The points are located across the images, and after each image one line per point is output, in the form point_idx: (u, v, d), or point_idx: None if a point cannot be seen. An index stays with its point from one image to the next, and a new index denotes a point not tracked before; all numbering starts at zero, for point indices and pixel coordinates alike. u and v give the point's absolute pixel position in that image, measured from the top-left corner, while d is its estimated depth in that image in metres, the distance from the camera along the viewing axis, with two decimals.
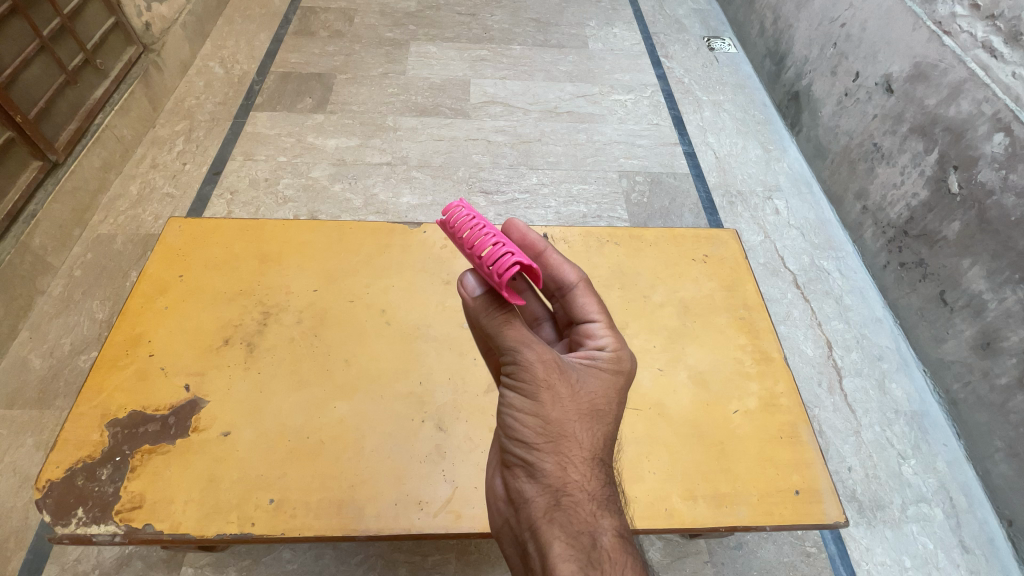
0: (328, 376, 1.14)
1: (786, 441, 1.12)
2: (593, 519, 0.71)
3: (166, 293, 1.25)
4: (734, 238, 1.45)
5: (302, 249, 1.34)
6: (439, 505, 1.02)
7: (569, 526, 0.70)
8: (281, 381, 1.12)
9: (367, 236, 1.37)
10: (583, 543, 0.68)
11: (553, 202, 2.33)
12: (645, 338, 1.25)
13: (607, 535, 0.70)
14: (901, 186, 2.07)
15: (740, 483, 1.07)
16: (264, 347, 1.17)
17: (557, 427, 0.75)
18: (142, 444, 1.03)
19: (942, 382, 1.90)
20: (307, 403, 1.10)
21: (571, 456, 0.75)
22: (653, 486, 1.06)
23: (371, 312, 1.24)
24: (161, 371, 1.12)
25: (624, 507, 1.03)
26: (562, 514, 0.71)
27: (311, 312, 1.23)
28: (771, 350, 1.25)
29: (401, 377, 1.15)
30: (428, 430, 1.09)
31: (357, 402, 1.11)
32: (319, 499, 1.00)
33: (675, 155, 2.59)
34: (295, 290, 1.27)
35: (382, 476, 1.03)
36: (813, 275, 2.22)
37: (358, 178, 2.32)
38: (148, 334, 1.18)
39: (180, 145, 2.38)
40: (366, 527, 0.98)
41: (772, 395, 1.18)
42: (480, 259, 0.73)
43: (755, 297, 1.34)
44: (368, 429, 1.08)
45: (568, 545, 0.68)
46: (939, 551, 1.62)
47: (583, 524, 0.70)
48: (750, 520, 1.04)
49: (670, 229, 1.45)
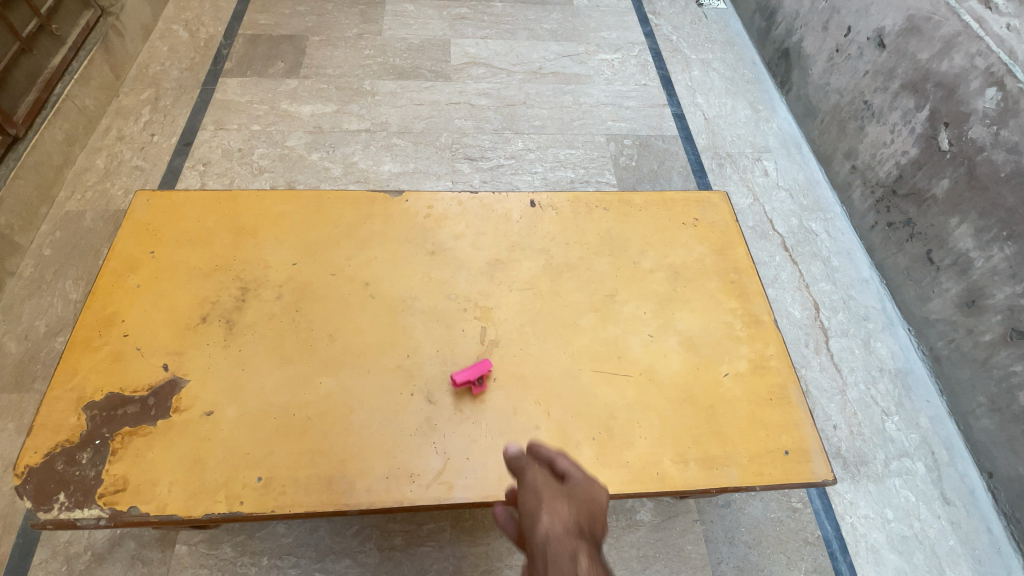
0: (311, 352, 1.11)
1: (776, 402, 1.13)
2: (564, 499, 0.81)
3: (138, 272, 1.19)
4: (724, 201, 1.43)
5: (279, 222, 1.28)
6: (431, 477, 0.99)
7: (547, 504, 0.80)
8: (264, 358, 1.09)
9: (347, 205, 1.32)
10: (558, 512, 0.79)
11: (540, 167, 2.27)
12: (636, 304, 1.23)
13: (578, 512, 0.80)
14: (891, 144, 2.05)
15: (730, 445, 1.07)
16: (243, 324, 1.13)
17: (542, 447, 0.90)
18: (122, 426, 1.00)
19: (927, 340, 1.93)
20: (291, 379, 1.07)
21: (553, 461, 0.87)
22: (646, 451, 1.05)
23: (353, 285, 1.20)
24: (137, 352, 1.09)
25: (617, 473, 1.02)
26: (543, 497, 0.81)
27: (293, 286, 1.19)
28: (760, 313, 1.25)
29: (388, 351, 1.12)
30: (417, 404, 1.06)
31: (344, 376, 1.08)
32: (307, 476, 0.98)
33: (664, 116, 2.52)
34: (273, 264, 1.22)
35: (373, 450, 1.01)
36: (802, 237, 2.21)
37: (336, 146, 2.23)
38: (121, 313, 1.13)
39: (147, 115, 2.26)
40: (358, 501, 0.96)
41: (763, 357, 1.18)
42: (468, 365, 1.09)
43: (746, 260, 1.33)
44: (355, 404, 1.05)
45: (545, 516, 0.78)
46: (921, 503, 1.68)
47: (559, 502, 0.80)
48: (741, 480, 1.04)
49: (660, 193, 1.42)
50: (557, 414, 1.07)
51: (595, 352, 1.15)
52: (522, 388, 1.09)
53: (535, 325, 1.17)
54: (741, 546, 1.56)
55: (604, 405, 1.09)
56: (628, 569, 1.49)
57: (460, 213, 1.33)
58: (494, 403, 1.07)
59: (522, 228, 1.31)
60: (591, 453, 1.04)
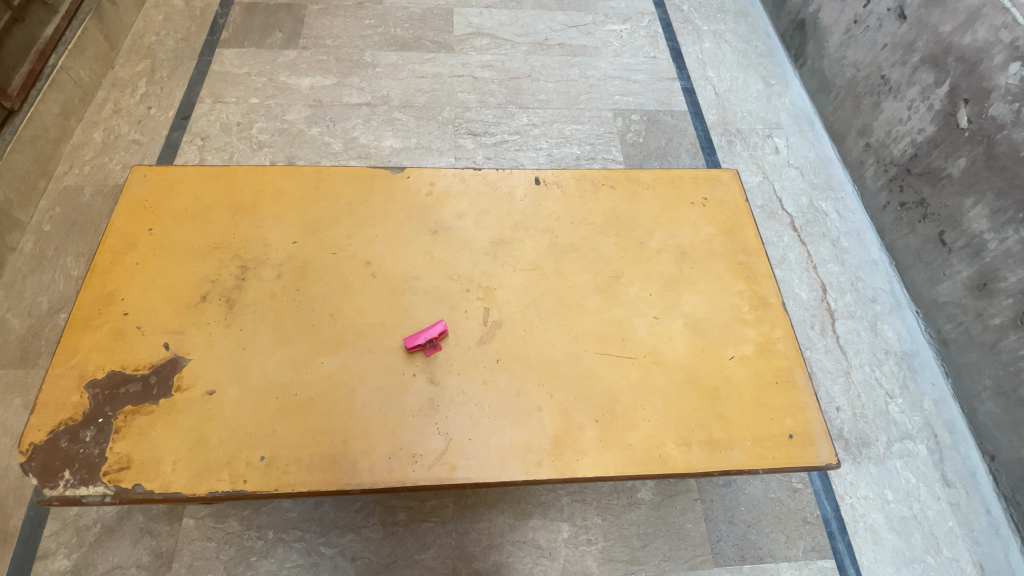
0: (312, 332, 1.09)
1: (781, 386, 1.12)
2: None
3: (137, 250, 1.19)
4: (734, 180, 1.40)
5: (278, 199, 1.26)
6: (434, 458, 0.99)
7: None
8: (266, 338, 1.08)
9: (346, 182, 1.29)
10: None
11: (544, 143, 2.22)
12: (641, 286, 1.20)
13: None
14: (907, 122, 1.98)
15: (734, 429, 1.06)
16: (244, 303, 1.12)
17: None
18: (125, 405, 1.00)
19: (934, 323, 1.90)
20: (293, 359, 1.06)
21: None
22: (648, 434, 1.03)
23: (355, 265, 1.18)
24: (138, 330, 1.08)
25: (618, 455, 1.01)
26: None
27: (294, 264, 1.17)
28: (768, 295, 1.23)
29: (390, 332, 1.10)
30: (420, 384, 1.05)
31: (346, 357, 1.07)
32: (310, 455, 0.97)
33: (673, 91, 2.45)
34: (273, 242, 1.20)
35: (376, 431, 1.00)
36: (811, 217, 2.17)
37: (337, 121, 2.18)
38: (121, 292, 1.13)
39: (144, 87, 2.21)
40: (361, 481, 0.96)
41: (770, 340, 1.17)
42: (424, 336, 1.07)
43: (755, 242, 1.30)
44: (357, 383, 1.04)
45: None
46: (921, 485, 1.68)
47: None
48: (744, 464, 1.03)
49: (667, 171, 1.39)
50: (561, 396, 1.06)
51: (598, 333, 1.13)
52: (525, 369, 1.08)
53: (538, 306, 1.15)
54: (740, 524, 1.57)
55: (607, 387, 1.07)
56: (627, 546, 1.51)
57: (463, 190, 1.30)
58: (497, 385, 1.06)
59: (527, 207, 1.28)
60: (594, 435, 1.03)
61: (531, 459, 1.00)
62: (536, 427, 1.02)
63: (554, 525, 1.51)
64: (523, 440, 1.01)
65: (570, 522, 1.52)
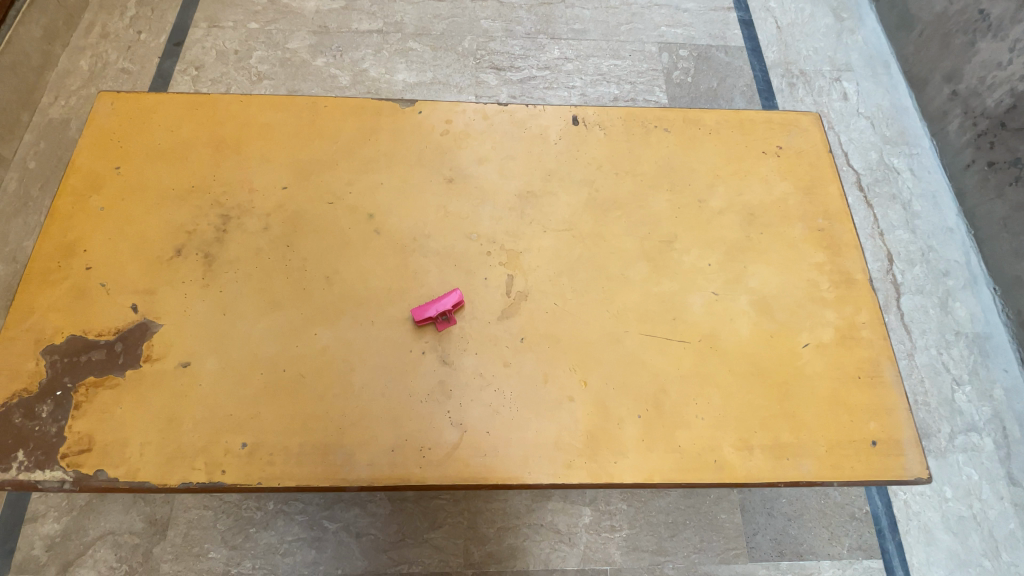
0: (304, 296, 0.92)
1: (865, 382, 0.92)
2: None
3: (102, 193, 1.01)
4: (815, 126, 1.15)
5: (266, 136, 1.06)
6: (445, 453, 0.83)
7: None
8: (249, 302, 0.91)
9: (347, 116, 1.07)
10: None
11: (578, 81, 1.94)
12: (699, 254, 0.99)
13: None
14: (1008, 66, 1.71)
15: (806, 432, 0.88)
16: (225, 260, 0.94)
17: None
18: (85, 376, 0.86)
19: (1015, 302, 1.67)
20: (281, 328, 0.89)
21: None
22: (703, 434, 0.85)
23: (355, 217, 0.98)
24: (102, 289, 0.92)
25: (665, 459, 0.83)
26: None
27: (284, 215, 0.98)
28: (854, 270, 1.01)
29: (395, 300, 0.92)
30: (429, 364, 0.88)
31: (343, 327, 0.89)
32: (299, 444, 0.82)
33: (729, 23, 2.11)
34: (259, 187, 1.01)
35: (377, 419, 0.84)
36: (880, 175, 1.89)
37: (344, 50, 1.93)
38: (84, 242, 0.96)
39: (133, 9, 1.96)
40: (358, 476, 0.81)
41: (853, 325, 0.96)
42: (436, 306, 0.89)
43: (838, 203, 1.08)
44: (356, 360, 0.87)
45: None
46: (984, 483, 1.51)
47: None
48: (816, 475, 0.85)
49: (735, 113, 1.14)
50: (598, 384, 0.87)
51: (645, 311, 0.93)
52: (555, 351, 0.89)
53: (573, 275, 0.95)
54: (780, 517, 1.43)
55: (654, 376, 0.88)
56: (654, 535, 1.38)
57: (486, 129, 1.07)
58: (520, 369, 0.88)
59: (561, 153, 1.06)
60: (637, 433, 0.85)
61: (560, 460, 0.83)
62: (567, 421, 0.85)
63: (574, 509, 1.39)
64: (551, 436, 0.84)
65: (592, 506, 1.39)
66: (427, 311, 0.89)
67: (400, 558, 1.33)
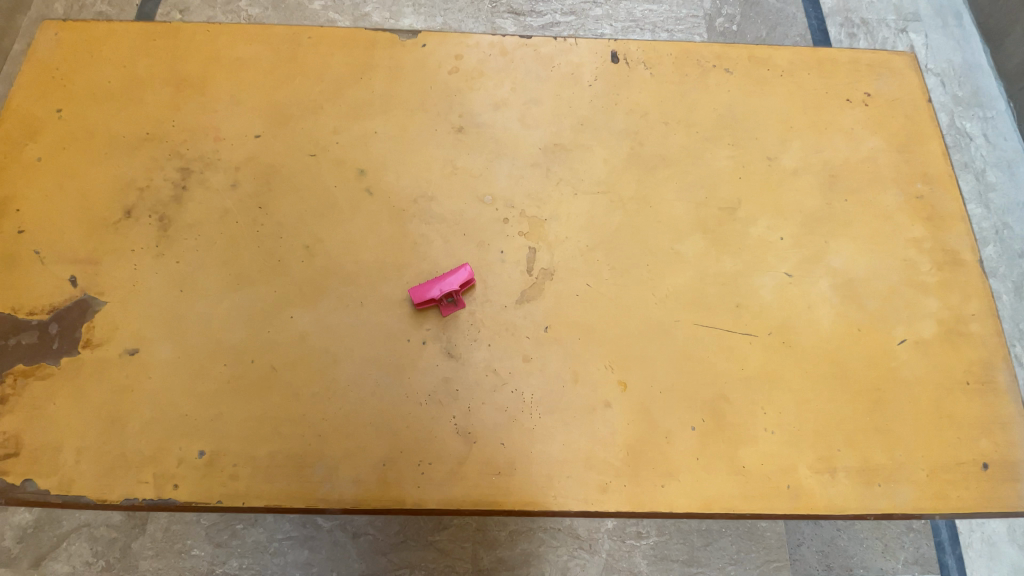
0: (277, 270, 0.74)
1: (974, 390, 0.74)
2: None
3: (39, 141, 0.83)
4: (912, 69, 0.93)
5: (237, 72, 0.87)
6: (448, 469, 0.66)
7: None
8: (211, 276, 0.74)
9: (333, 49, 0.87)
10: None
11: (607, 28, 1.70)
12: (768, 225, 0.79)
13: None
14: None
15: (900, 451, 0.70)
16: (184, 224, 0.77)
17: None
18: (14, 364, 0.70)
19: None
20: (249, 310, 0.72)
21: None
22: (773, 452, 0.68)
23: (341, 173, 0.79)
24: (36, 257, 0.76)
25: (726, 483, 0.66)
26: None
27: (256, 169, 0.80)
28: (961, 249, 0.81)
29: (390, 278, 0.74)
30: (432, 358, 0.71)
31: (325, 310, 0.72)
32: (268, 454, 0.66)
33: None
34: (228, 136, 0.82)
35: (365, 425, 0.68)
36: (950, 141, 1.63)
37: None
38: (17, 201, 0.79)
39: None
40: (341, 496, 0.65)
41: (960, 318, 0.77)
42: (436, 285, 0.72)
43: (941, 165, 0.87)
44: (341, 351, 0.70)
45: None
46: None
47: None
48: (914, 505, 0.68)
49: (812, 51, 0.92)
50: (641, 387, 0.70)
51: (702, 296, 0.74)
52: (588, 345, 0.71)
53: (612, 250, 0.76)
54: (828, 527, 1.26)
55: (713, 378, 0.70)
56: (686, 544, 1.23)
57: (505, 67, 0.87)
58: (544, 366, 0.70)
59: (597, 98, 0.85)
60: (691, 448, 0.67)
61: (593, 481, 0.66)
62: (602, 433, 0.68)
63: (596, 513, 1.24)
64: (581, 452, 0.67)
65: None
66: (426, 291, 0.71)
67: (401, 562, 1.19)
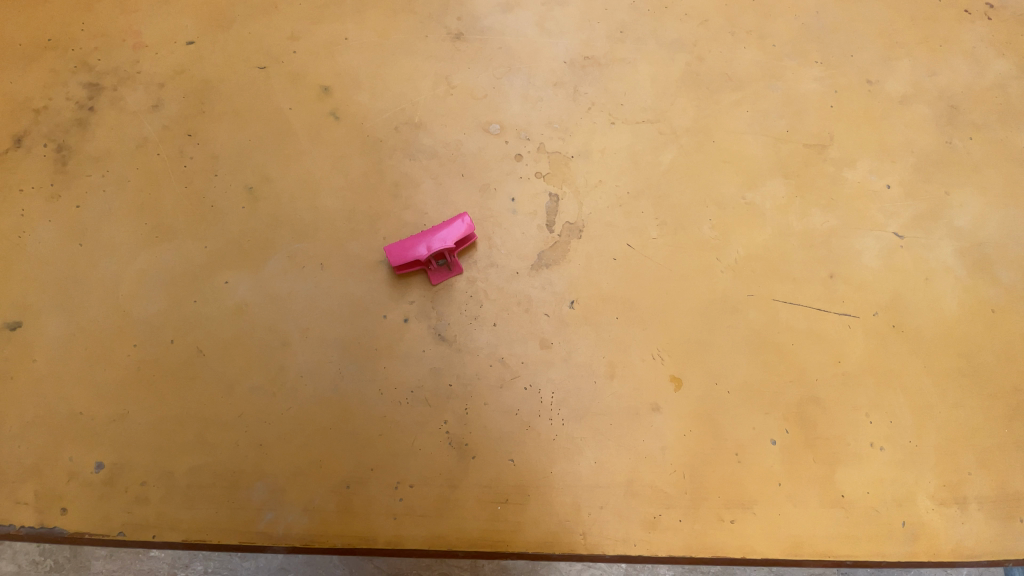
0: (211, 221, 0.55)
1: None
2: None
3: None
4: None
5: None
6: (437, 495, 0.49)
7: None
8: (122, 227, 0.55)
9: None
10: None
11: None
12: (871, 169, 0.59)
13: None
14: None
15: None
16: (88, 157, 0.57)
17: None
18: None
19: None
20: (171, 273, 0.54)
21: None
22: (880, 479, 0.51)
23: (299, 92, 0.59)
24: None
25: (823, 522, 0.50)
26: None
27: (185, 86, 0.60)
28: None
29: (362, 233, 0.55)
30: (418, 342, 0.52)
31: (275, 275, 0.53)
32: (190, 470, 0.49)
33: None
34: (150, 40, 0.61)
35: (324, 431, 0.50)
36: None
37: None
38: None
39: None
40: (287, 531, 0.48)
41: None
42: (422, 243, 0.52)
43: None
44: (294, 332, 0.52)
45: None
46: None
47: None
48: None
49: None
50: (701, 386, 0.52)
51: (784, 264, 0.56)
52: (629, 329, 0.53)
53: (662, 200, 0.57)
54: None
55: (800, 376, 0.53)
56: None
57: None
58: (569, 356, 0.52)
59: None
60: (776, 470, 0.51)
61: (641, 515, 0.49)
62: (648, 449, 0.51)
63: None
64: (622, 474, 0.50)
65: None
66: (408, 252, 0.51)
67: (409, 563, 0.67)
